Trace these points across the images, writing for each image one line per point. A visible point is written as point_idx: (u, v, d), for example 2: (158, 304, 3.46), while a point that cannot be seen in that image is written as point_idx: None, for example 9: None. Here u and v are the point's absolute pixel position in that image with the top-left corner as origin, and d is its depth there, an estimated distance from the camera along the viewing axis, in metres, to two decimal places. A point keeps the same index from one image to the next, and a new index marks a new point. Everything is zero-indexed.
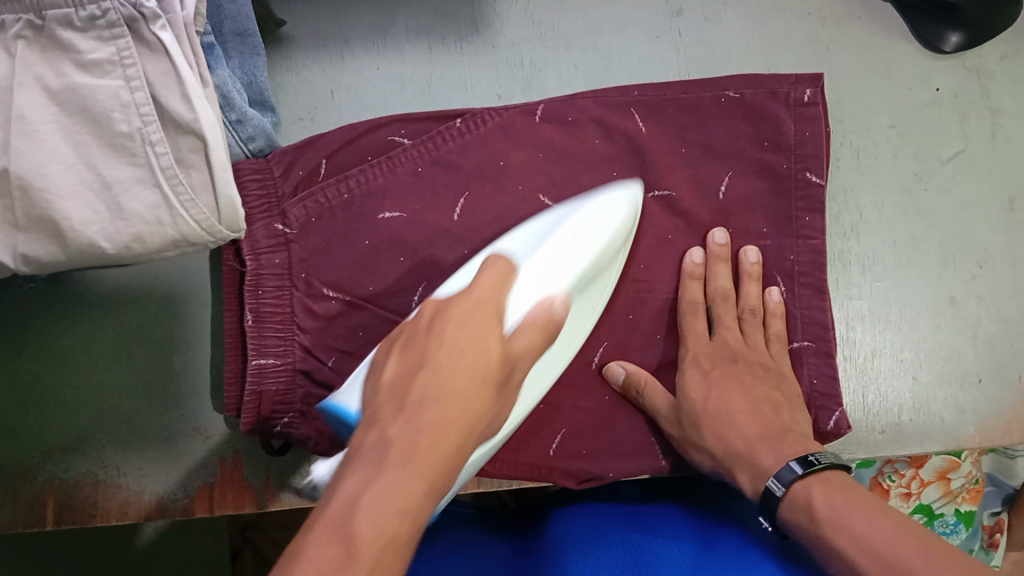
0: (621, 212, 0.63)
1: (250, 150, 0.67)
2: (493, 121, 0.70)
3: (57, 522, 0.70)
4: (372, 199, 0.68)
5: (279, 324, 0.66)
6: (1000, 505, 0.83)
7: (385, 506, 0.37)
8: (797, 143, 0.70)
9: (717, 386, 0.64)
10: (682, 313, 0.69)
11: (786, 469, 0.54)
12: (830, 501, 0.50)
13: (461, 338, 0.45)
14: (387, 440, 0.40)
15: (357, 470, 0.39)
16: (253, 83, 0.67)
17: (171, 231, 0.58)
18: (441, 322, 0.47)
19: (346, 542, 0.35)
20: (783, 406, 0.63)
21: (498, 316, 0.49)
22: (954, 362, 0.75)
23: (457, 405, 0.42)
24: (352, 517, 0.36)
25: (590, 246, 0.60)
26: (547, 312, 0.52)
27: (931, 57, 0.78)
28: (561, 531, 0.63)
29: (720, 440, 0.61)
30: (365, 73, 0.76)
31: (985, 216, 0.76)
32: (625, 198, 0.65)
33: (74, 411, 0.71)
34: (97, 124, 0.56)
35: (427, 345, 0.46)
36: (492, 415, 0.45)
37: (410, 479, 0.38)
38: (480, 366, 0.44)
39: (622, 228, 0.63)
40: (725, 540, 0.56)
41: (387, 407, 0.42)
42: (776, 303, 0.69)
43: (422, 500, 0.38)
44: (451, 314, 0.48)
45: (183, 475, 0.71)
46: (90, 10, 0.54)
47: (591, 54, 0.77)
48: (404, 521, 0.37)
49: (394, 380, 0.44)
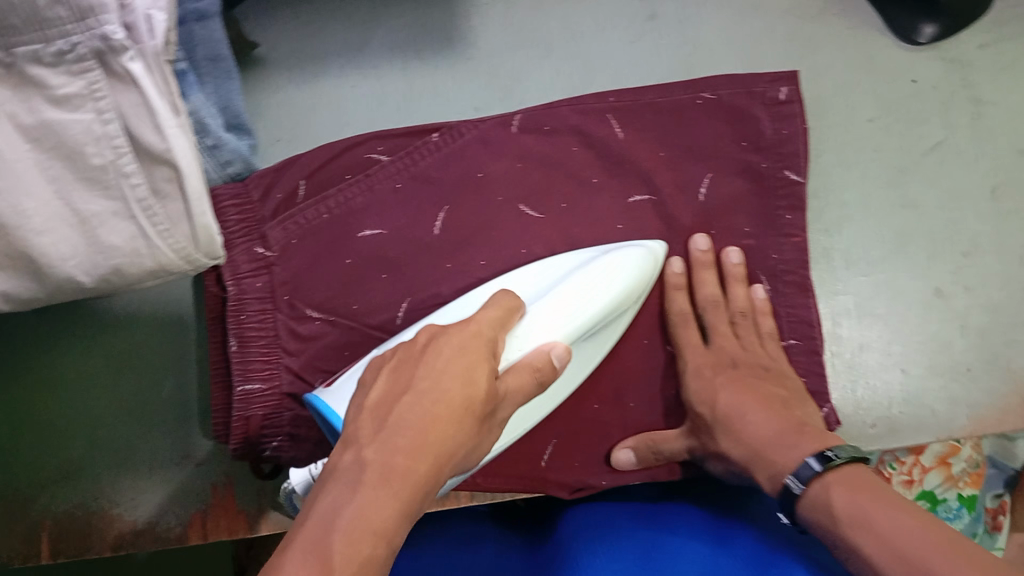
0: (636, 270, 0.63)
1: (229, 173, 0.67)
2: (471, 134, 0.70)
3: (53, 554, 0.70)
4: (353, 218, 0.68)
5: (265, 347, 0.66)
6: (1001, 487, 0.82)
7: (360, 531, 0.38)
8: (777, 142, 0.70)
9: (725, 391, 0.63)
10: (674, 326, 0.68)
11: (804, 465, 0.53)
12: (850, 496, 0.49)
13: (447, 371, 0.44)
14: (361, 461, 0.40)
15: (334, 490, 0.39)
16: (229, 106, 0.66)
17: (150, 262, 0.59)
18: (434, 349, 0.46)
19: (321, 568, 0.36)
20: (791, 402, 0.63)
21: (492, 353, 0.48)
22: (945, 353, 0.75)
23: (433, 428, 0.42)
24: (325, 541, 0.37)
25: (607, 294, 0.61)
26: (544, 360, 0.51)
27: (907, 49, 0.78)
28: (574, 527, 0.63)
29: (740, 441, 0.60)
30: (342, 91, 0.76)
31: (970, 206, 0.76)
32: (643, 252, 0.65)
33: (66, 442, 0.70)
34: (71, 158, 0.55)
35: (414, 371, 0.45)
36: (474, 448, 0.44)
37: (382, 503, 0.39)
38: (463, 398, 0.43)
39: (636, 286, 0.63)
40: (731, 541, 0.55)
41: (365, 427, 0.42)
42: (762, 301, 0.69)
43: (393, 526, 0.39)
44: (444, 340, 0.47)
45: (176, 502, 0.70)
46: (58, 44, 0.53)
47: (568, 60, 0.77)
48: (377, 548, 0.38)
49: (376, 400, 0.44)
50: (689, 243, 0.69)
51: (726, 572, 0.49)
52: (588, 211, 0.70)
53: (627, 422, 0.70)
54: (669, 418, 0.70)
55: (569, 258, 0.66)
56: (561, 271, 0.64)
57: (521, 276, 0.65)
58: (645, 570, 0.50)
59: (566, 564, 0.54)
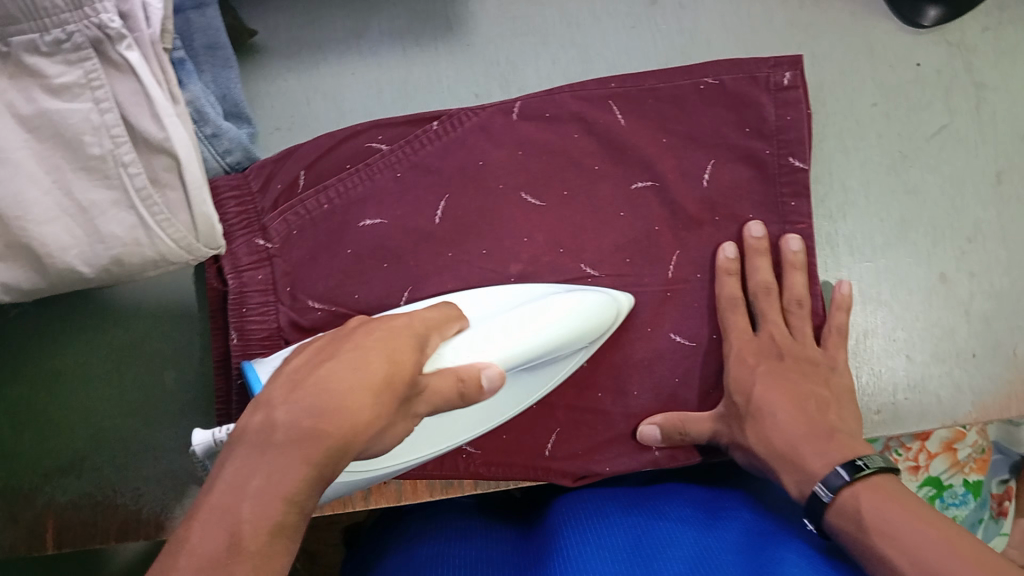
0: (589, 309, 0.63)
1: (228, 164, 0.67)
2: (470, 122, 0.69)
3: (57, 544, 0.70)
4: (354, 207, 0.67)
5: (267, 337, 0.66)
6: (1007, 473, 0.81)
7: (266, 494, 0.36)
8: (779, 129, 0.69)
9: (762, 382, 0.64)
10: (721, 311, 0.68)
11: (834, 473, 0.52)
12: (877, 504, 0.49)
13: (372, 350, 0.45)
14: (270, 423, 0.39)
15: (240, 457, 0.38)
16: (227, 95, 0.66)
17: (151, 252, 0.58)
18: (361, 335, 0.47)
19: (228, 535, 0.35)
20: (832, 404, 0.63)
21: (415, 345, 0.48)
22: (949, 340, 0.75)
23: (344, 395, 0.40)
24: (233, 508, 0.36)
25: (560, 323, 0.60)
26: (471, 373, 0.49)
27: (911, 33, 0.77)
28: (565, 516, 0.62)
29: (765, 440, 0.60)
30: (340, 79, 0.75)
31: (973, 191, 0.76)
32: (601, 297, 0.65)
33: (69, 432, 0.70)
34: (70, 148, 0.55)
35: (341, 349, 0.45)
36: (393, 430, 0.44)
37: (290, 466, 0.37)
38: (383, 376, 0.43)
39: (590, 326, 0.62)
40: (727, 526, 0.56)
41: (279, 394, 0.41)
42: (842, 295, 0.69)
43: (304, 490, 0.38)
44: (374, 331, 0.48)
45: (180, 491, 0.70)
46: (54, 34, 0.53)
47: (567, 47, 0.76)
48: (287, 514, 0.37)
49: (294, 370, 0.44)
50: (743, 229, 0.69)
51: (716, 560, 0.48)
52: (589, 199, 0.70)
53: (629, 409, 0.70)
54: (673, 405, 0.70)
55: (530, 290, 0.65)
56: (524, 296, 0.64)
57: (476, 298, 0.65)
58: (646, 558, 0.50)
59: (557, 556, 0.53)
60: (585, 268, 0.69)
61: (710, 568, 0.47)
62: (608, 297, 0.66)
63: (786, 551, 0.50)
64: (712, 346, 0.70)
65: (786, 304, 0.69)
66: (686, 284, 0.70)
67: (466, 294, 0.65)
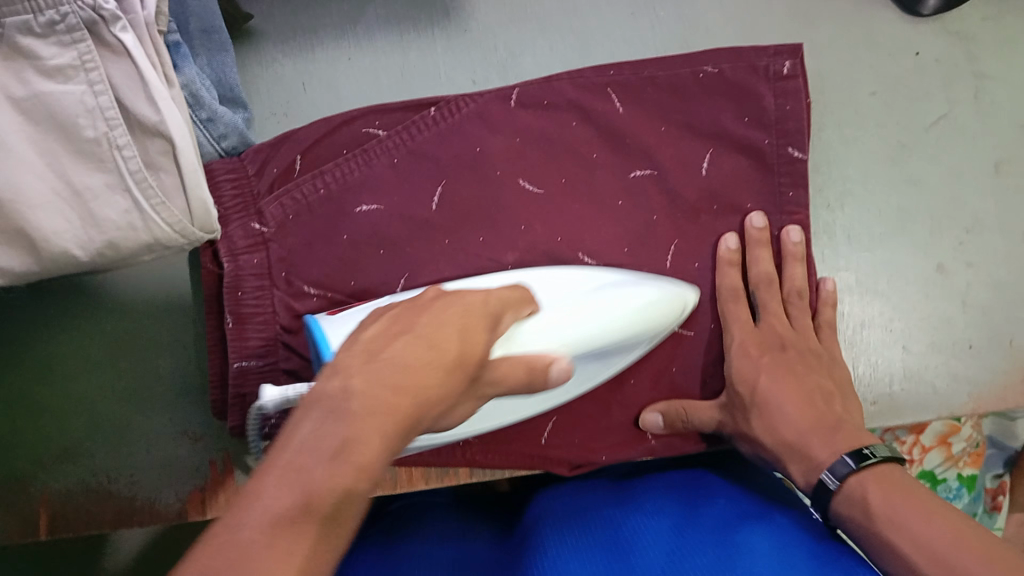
0: (647, 306, 0.61)
1: (223, 148, 0.66)
2: (468, 108, 0.69)
3: (51, 532, 0.69)
4: (349, 193, 0.67)
5: (262, 323, 0.65)
6: (1000, 467, 0.86)
7: (344, 460, 0.34)
8: (779, 119, 0.69)
9: (768, 374, 0.63)
10: (723, 302, 0.68)
11: (840, 460, 0.53)
12: (884, 492, 0.49)
13: (446, 329, 0.44)
14: (348, 390, 0.37)
15: (314, 419, 0.36)
16: (223, 79, 0.66)
17: (145, 236, 0.57)
18: (433, 310, 0.47)
19: (301, 497, 0.33)
20: (835, 395, 0.62)
21: (485, 323, 0.48)
22: (946, 329, 0.75)
23: (416, 373, 0.40)
24: (306, 470, 0.33)
25: (616, 316, 0.59)
26: (543, 364, 0.50)
27: (911, 22, 0.77)
28: (546, 511, 0.62)
29: (770, 430, 0.60)
30: (337, 65, 0.74)
31: (973, 180, 0.76)
32: (667, 293, 0.63)
33: (63, 420, 0.70)
34: (64, 131, 0.55)
35: (415, 324, 0.45)
36: (455, 408, 0.43)
37: (369, 434, 0.35)
38: (454, 357, 0.42)
39: (645, 322, 0.61)
40: (703, 513, 0.56)
41: (353, 363, 0.40)
42: (829, 292, 0.70)
43: (376, 461, 0.35)
44: (445, 308, 0.47)
45: (175, 480, 0.70)
46: (49, 14, 0.53)
47: (566, 34, 0.76)
48: (360, 483, 0.34)
49: (369, 340, 0.43)
50: (746, 220, 0.70)
51: (691, 546, 0.49)
52: (587, 187, 0.69)
53: (626, 399, 0.70)
54: (670, 395, 0.70)
55: (602, 277, 0.64)
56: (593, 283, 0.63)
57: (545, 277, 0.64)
58: (638, 553, 0.50)
59: (534, 552, 0.53)
60: (583, 257, 0.69)
61: (683, 556, 0.48)
62: (676, 292, 0.64)
63: (756, 533, 0.50)
64: (710, 336, 0.70)
65: (787, 295, 0.69)
66: (684, 274, 0.70)
67: (538, 273, 0.65)
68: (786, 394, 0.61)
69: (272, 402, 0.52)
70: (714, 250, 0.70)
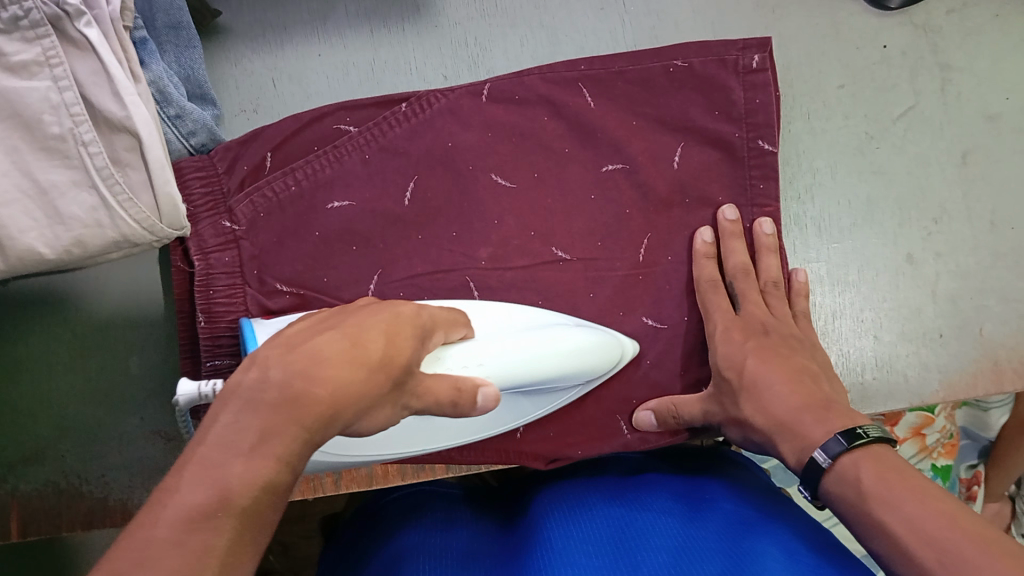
0: (588, 343, 0.63)
1: (192, 145, 0.65)
2: (439, 104, 0.68)
3: (22, 535, 0.69)
4: (321, 189, 0.66)
5: (235, 322, 0.64)
6: (976, 457, 0.94)
7: (260, 453, 0.35)
8: (749, 112, 0.69)
9: (755, 357, 0.62)
10: (703, 292, 0.68)
11: (833, 439, 0.51)
12: (879, 475, 0.47)
13: (374, 329, 0.45)
14: (266, 380, 0.37)
15: (233, 410, 0.36)
16: (191, 76, 0.65)
17: (112, 233, 0.56)
18: (361, 314, 0.47)
19: (217, 492, 0.33)
20: (821, 376, 0.61)
21: (414, 332, 0.48)
22: (916, 319, 0.76)
23: (334, 367, 0.40)
24: (217, 467, 0.33)
25: (549, 354, 0.60)
26: (469, 387, 0.51)
27: (877, 15, 0.77)
28: (546, 507, 0.62)
29: (762, 411, 0.58)
30: (307, 60, 0.74)
31: (941, 171, 0.76)
32: (608, 336, 0.65)
33: (32, 421, 0.69)
34: (27, 127, 0.54)
35: (344, 323, 0.45)
36: (381, 412, 0.43)
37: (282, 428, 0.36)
38: (377, 359, 0.43)
39: (585, 359, 0.63)
40: (708, 517, 0.56)
41: (272, 354, 0.40)
42: (801, 283, 0.71)
43: (294, 454, 0.36)
44: (375, 313, 0.47)
45: (147, 480, 0.70)
46: (13, 10, 0.53)
47: (536, 29, 0.76)
48: (278, 473, 0.35)
49: (291, 335, 0.43)
50: (717, 213, 0.70)
51: (702, 550, 0.50)
52: (558, 182, 0.70)
53: (602, 392, 0.70)
54: (645, 387, 0.70)
55: (548, 315, 0.66)
56: (537, 320, 0.65)
57: (492, 310, 0.65)
58: (641, 554, 0.50)
59: (537, 549, 0.53)
60: (556, 252, 0.69)
61: (691, 562, 0.48)
62: (615, 337, 0.66)
63: (766, 540, 0.51)
64: (684, 329, 0.70)
65: (762, 285, 0.70)
66: (656, 267, 0.70)
67: (488, 305, 0.65)
68: (771, 376, 0.60)
69: (184, 402, 0.54)
70: (687, 244, 0.70)
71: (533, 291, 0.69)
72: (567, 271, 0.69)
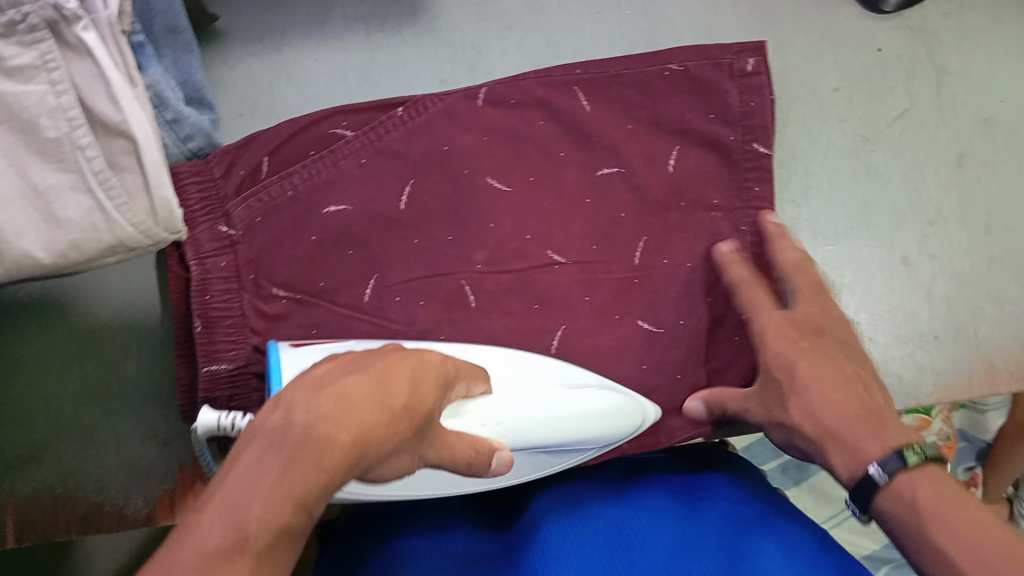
0: (587, 410, 0.63)
1: (189, 149, 0.66)
2: (436, 108, 0.68)
3: (19, 539, 0.69)
4: (318, 192, 0.66)
5: (231, 326, 0.64)
6: (973, 460, 0.95)
7: None
8: (745, 114, 0.70)
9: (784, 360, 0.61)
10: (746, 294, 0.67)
11: (890, 455, 0.50)
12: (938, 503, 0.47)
13: (404, 366, 0.48)
14: None
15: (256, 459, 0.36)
16: (188, 79, 0.66)
17: (108, 236, 0.57)
18: (391, 355, 0.51)
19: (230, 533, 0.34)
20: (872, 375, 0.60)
21: (440, 376, 0.52)
22: (912, 321, 0.76)
23: None
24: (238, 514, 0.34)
25: (543, 421, 0.60)
26: (486, 448, 0.54)
27: (873, 18, 0.78)
28: (545, 507, 0.62)
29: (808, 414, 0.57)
30: (304, 64, 0.74)
31: (936, 175, 0.77)
32: (618, 400, 0.65)
33: (27, 424, 0.69)
34: (24, 131, 0.54)
35: (378, 360, 0.49)
36: (399, 461, 0.45)
37: None
38: (404, 398, 0.45)
39: (581, 426, 0.62)
40: (707, 515, 0.56)
41: None
42: None
43: None
44: (406, 355, 0.51)
45: (144, 485, 0.70)
46: (8, 14, 0.52)
47: (533, 33, 0.76)
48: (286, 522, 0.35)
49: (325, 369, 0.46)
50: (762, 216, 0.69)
51: (699, 550, 0.50)
52: (555, 185, 0.70)
53: None
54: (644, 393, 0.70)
55: (572, 373, 0.66)
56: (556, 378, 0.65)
57: (516, 364, 0.65)
58: (630, 559, 0.50)
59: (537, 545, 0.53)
60: (552, 254, 0.70)
61: (683, 562, 0.48)
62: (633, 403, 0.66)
63: (763, 537, 0.51)
64: (679, 333, 0.70)
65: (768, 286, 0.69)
66: (653, 270, 0.70)
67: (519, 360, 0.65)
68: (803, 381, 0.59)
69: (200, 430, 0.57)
70: (684, 246, 0.70)
71: (529, 294, 0.69)
72: (561, 274, 0.69)
